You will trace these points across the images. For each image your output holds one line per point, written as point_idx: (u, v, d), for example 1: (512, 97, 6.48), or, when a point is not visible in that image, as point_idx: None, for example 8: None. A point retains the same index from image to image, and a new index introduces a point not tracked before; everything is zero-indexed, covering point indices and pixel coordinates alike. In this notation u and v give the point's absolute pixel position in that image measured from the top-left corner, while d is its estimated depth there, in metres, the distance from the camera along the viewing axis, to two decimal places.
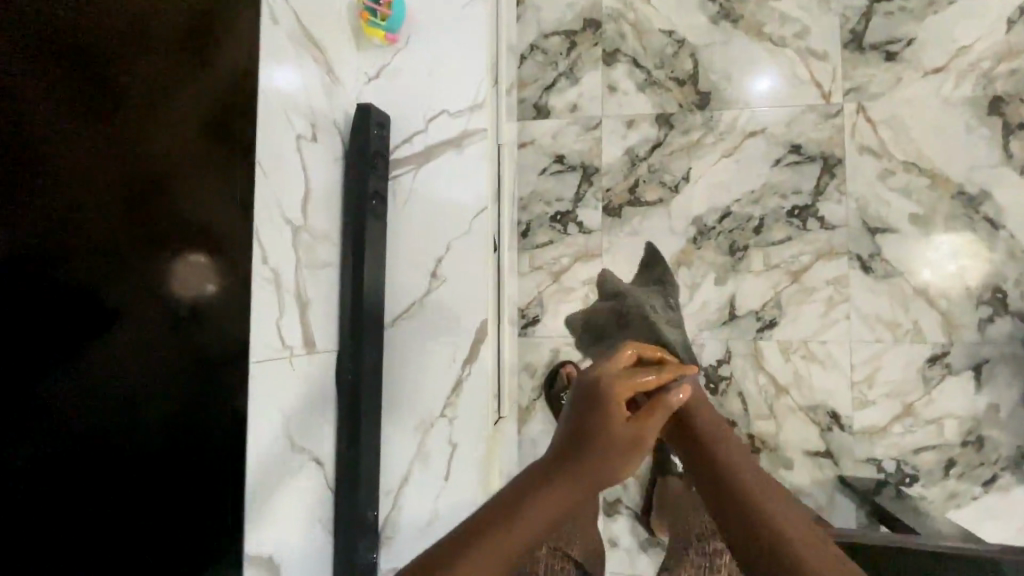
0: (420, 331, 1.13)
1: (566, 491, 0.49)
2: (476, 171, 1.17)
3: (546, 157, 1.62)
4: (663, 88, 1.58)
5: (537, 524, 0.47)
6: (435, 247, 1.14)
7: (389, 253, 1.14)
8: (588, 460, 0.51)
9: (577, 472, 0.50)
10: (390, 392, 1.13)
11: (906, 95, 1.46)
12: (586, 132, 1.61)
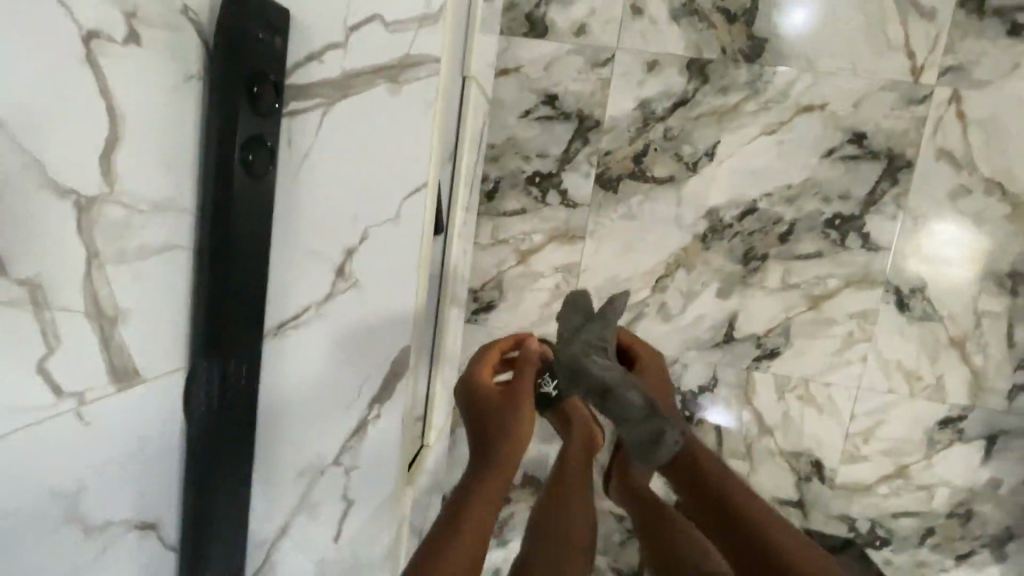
0: (319, 349, 0.81)
1: (490, 487, 0.78)
2: (418, 125, 0.77)
3: (532, 95, 1.20)
4: (706, 21, 1.15)
5: (480, 526, 0.72)
6: (345, 233, 0.78)
7: (275, 235, 0.76)
8: (504, 433, 0.84)
9: (488, 478, 0.78)
10: (270, 426, 0.82)
11: (1018, 89, 1.09)
12: (593, 67, 1.18)
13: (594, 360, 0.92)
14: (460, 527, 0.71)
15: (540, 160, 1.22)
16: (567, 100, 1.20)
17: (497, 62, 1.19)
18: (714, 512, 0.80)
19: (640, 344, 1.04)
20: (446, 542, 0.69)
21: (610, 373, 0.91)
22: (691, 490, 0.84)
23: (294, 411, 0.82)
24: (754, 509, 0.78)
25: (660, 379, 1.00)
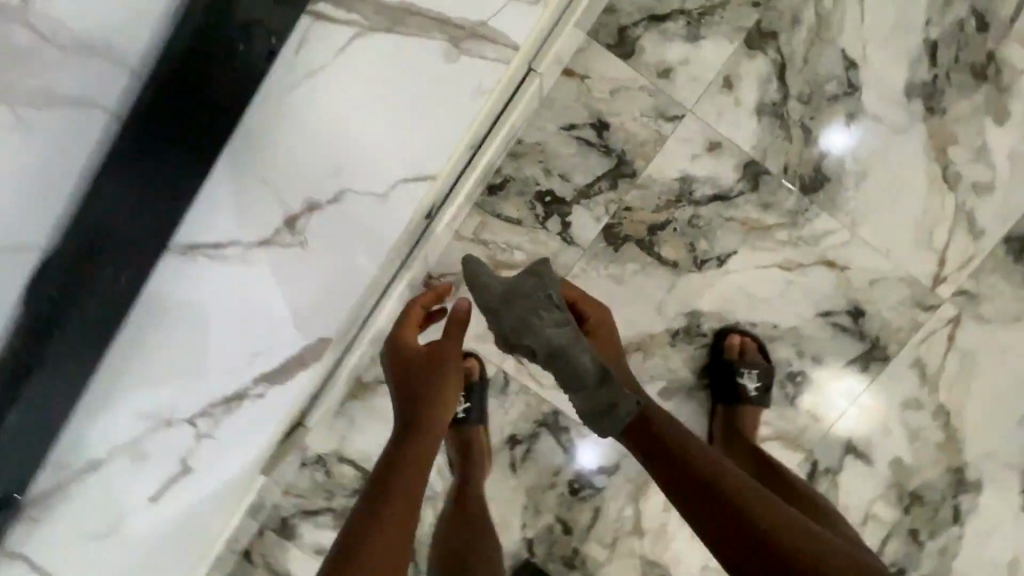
0: (230, 294, 0.64)
1: (411, 474, 0.66)
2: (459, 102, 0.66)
3: (585, 112, 1.08)
4: (785, 130, 1.06)
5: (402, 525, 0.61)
6: (321, 184, 0.63)
7: (229, 151, 0.56)
8: (427, 422, 0.72)
9: (406, 470, 0.66)
10: (120, 369, 0.61)
11: (1010, 341, 1.10)
12: (658, 117, 1.07)
13: (538, 320, 0.77)
14: (372, 527, 0.59)
15: (561, 181, 1.10)
16: (616, 136, 1.08)
17: (569, 60, 1.05)
18: (698, 495, 0.65)
19: (585, 299, 0.85)
20: (366, 526, 0.60)
21: (559, 332, 0.75)
22: (679, 485, 0.66)
23: (166, 355, 0.63)
24: (754, 506, 0.63)
25: (611, 336, 0.83)
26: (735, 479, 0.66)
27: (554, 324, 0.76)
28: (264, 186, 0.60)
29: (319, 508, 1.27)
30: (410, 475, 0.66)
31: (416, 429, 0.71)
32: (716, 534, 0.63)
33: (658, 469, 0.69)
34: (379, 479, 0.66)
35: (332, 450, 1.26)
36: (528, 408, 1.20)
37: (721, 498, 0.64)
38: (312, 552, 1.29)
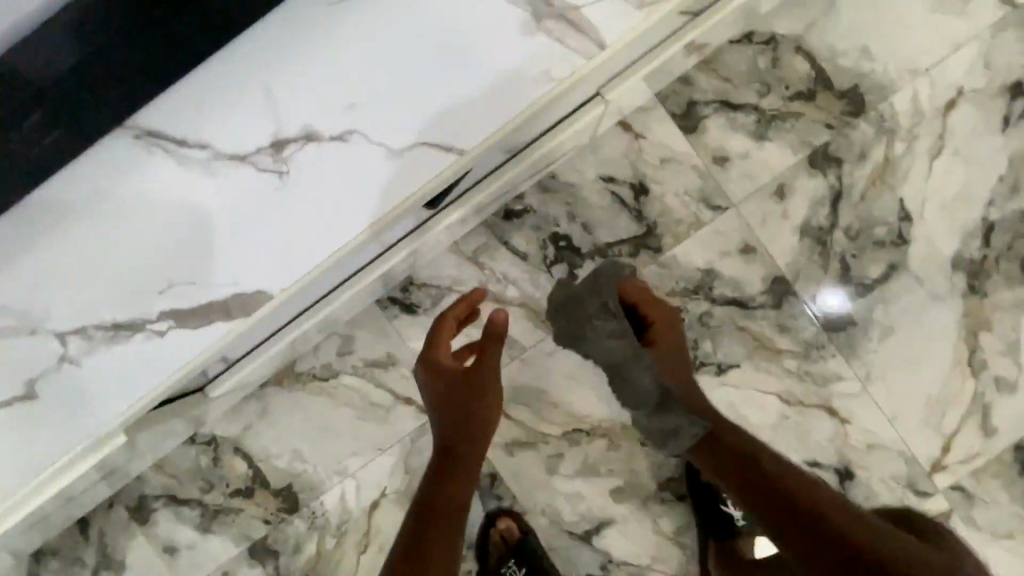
0: (173, 210, 0.51)
1: (459, 502, 0.77)
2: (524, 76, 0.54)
3: (629, 171, 1.01)
4: (823, 259, 1.00)
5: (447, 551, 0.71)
6: (330, 111, 0.50)
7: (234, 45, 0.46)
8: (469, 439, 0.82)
9: (454, 489, 0.78)
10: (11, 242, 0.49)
11: (1002, 562, 0.98)
12: (700, 201, 1.01)
13: (591, 327, 0.91)
14: (430, 518, 0.74)
15: (582, 230, 1.02)
16: (652, 205, 1.01)
17: (629, 113, 0.99)
18: (772, 503, 0.69)
19: (653, 305, 0.91)
20: (422, 550, 0.69)
21: (613, 340, 0.87)
22: (736, 475, 0.74)
23: (70, 269, 0.51)
24: (826, 508, 0.67)
25: (671, 326, 0.90)
26: (805, 487, 0.71)
27: (607, 321, 0.89)
28: (262, 91, 0.48)
29: (190, 498, 1.09)
30: (443, 492, 0.77)
31: (460, 462, 0.81)
32: (785, 529, 0.67)
33: (720, 472, 0.77)
34: (428, 492, 0.77)
35: (231, 437, 1.09)
36: None
37: (800, 504, 0.68)
38: (163, 547, 1.10)
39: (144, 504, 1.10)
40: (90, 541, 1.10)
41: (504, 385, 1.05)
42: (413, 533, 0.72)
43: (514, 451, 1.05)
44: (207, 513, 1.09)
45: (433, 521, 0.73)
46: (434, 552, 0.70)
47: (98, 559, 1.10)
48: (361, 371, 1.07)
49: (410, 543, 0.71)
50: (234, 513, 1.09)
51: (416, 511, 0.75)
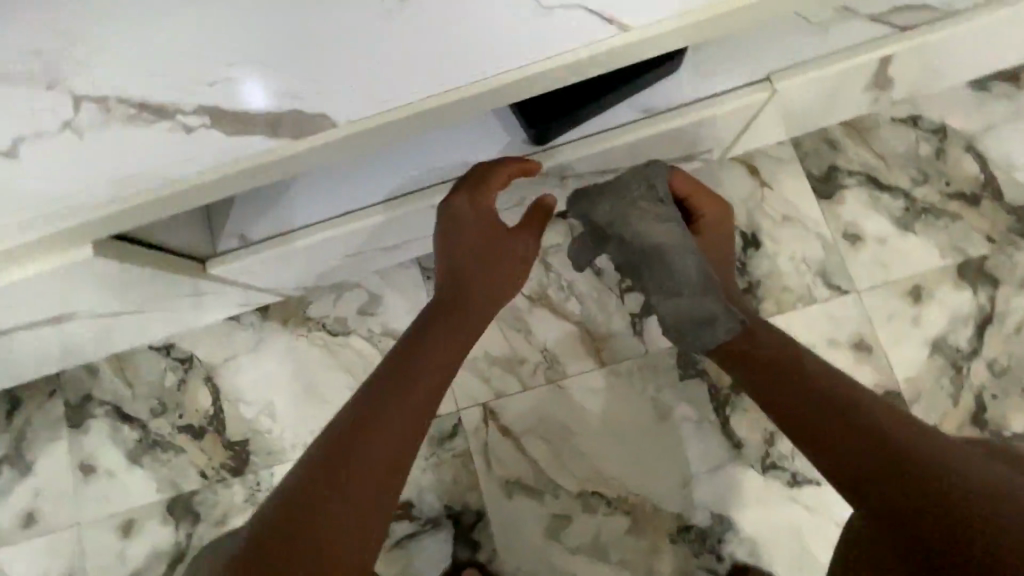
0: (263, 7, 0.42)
1: (422, 399, 0.59)
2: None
3: (744, 217, 0.89)
4: (951, 388, 0.82)
5: (376, 484, 0.51)
6: None
7: None
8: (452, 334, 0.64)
9: (405, 401, 0.57)
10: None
11: None
12: (816, 275, 0.86)
13: (638, 212, 0.70)
14: (360, 429, 0.54)
15: None
16: (760, 263, 0.87)
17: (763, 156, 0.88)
18: (824, 426, 0.54)
19: (702, 195, 0.74)
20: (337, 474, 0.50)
21: (664, 232, 0.69)
22: (766, 377, 0.61)
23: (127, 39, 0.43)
24: (863, 422, 0.52)
25: (719, 237, 0.76)
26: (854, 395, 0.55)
27: (661, 215, 0.70)
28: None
29: (136, 416, 0.94)
30: (387, 407, 0.56)
31: (416, 364, 0.60)
32: (828, 450, 0.53)
33: (756, 373, 0.63)
34: (365, 395, 0.57)
35: (208, 362, 0.94)
36: (452, 484, 0.86)
37: (857, 423, 0.52)
38: (83, 463, 0.93)
39: (84, 406, 0.95)
40: (10, 428, 0.95)
41: (529, 409, 0.87)
42: (333, 447, 0.52)
43: (513, 494, 0.85)
44: (145, 440, 0.93)
45: (364, 439, 0.53)
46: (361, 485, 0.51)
47: (10, 451, 0.94)
48: (375, 339, 0.92)
49: (329, 461, 0.51)
50: (173, 452, 0.92)
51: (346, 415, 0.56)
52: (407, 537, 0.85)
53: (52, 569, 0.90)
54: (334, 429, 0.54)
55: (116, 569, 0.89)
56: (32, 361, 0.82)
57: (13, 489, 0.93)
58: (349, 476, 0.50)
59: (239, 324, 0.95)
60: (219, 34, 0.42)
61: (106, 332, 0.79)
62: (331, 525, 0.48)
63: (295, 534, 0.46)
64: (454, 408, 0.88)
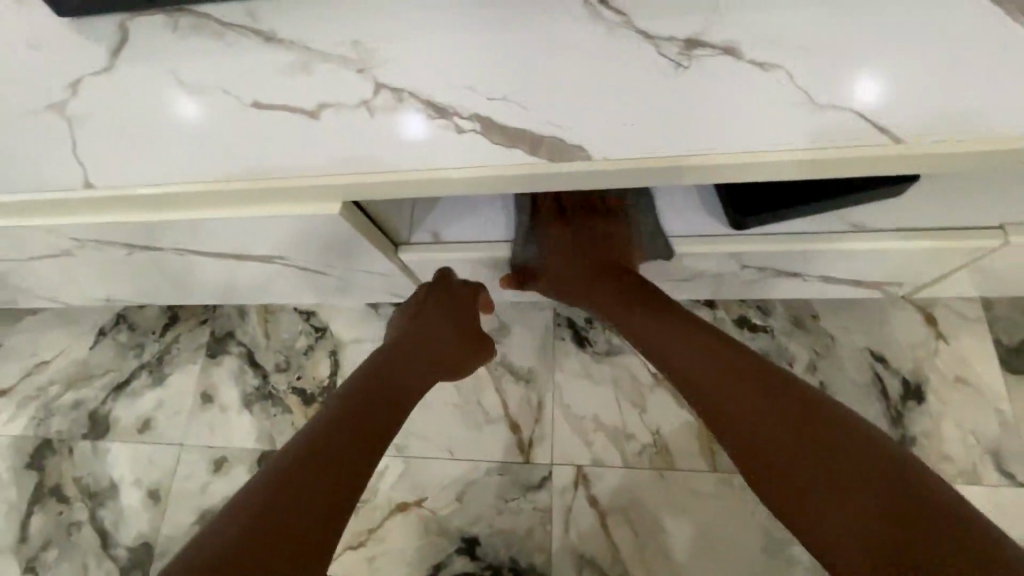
0: (552, 49, 0.48)
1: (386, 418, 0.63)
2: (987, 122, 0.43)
3: (909, 364, 0.82)
4: None
5: (353, 461, 0.56)
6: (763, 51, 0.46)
7: None
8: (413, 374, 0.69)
9: (383, 404, 0.64)
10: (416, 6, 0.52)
11: None
12: (986, 452, 0.76)
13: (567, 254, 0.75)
14: (348, 419, 0.60)
15: (815, 388, 0.83)
16: (918, 418, 0.79)
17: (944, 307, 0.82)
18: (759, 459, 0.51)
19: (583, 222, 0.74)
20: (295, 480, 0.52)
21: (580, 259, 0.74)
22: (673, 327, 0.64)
23: (431, 48, 0.51)
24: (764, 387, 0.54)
25: (591, 241, 0.73)
26: (755, 360, 0.57)
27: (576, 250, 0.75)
28: (707, 9, 0.47)
29: (261, 365, 1.02)
30: (362, 405, 0.62)
31: (397, 375, 0.68)
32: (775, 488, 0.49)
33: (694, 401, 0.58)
34: (347, 396, 0.63)
35: (337, 338, 1.01)
36: (524, 536, 0.83)
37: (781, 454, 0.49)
38: (204, 391, 1.01)
39: (224, 342, 1.05)
40: (161, 340, 1.07)
41: (622, 488, 0.83)
42: (321, 431, 0.58)
43: (582, 571, 0.80)
44: (261, 389, 1.00)
45: (343, 426, 0.59)
46: (340, 462, 0.55)
47: (153, 360, 1.06)
48: (491, 367, 0.92)
49: (317, 441, 0.56)
50: (280, 409, 0.98)
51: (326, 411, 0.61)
52: (463, 575, 0.82)
53: (143, 477, 0.97)
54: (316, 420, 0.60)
55: (194, 499, 0.94)
56: (208, 284, 0.93)
57: (143, 394, 1.03)
58: (336, 455, 0.56)
59: (375, 312, 1.02)
60: (507, 62, 0.49)
61: (272, 277, 0.88)
62: (318, 488, 0.52)
63: (285, 493, 0.51)
64: (548, 459, 0.86)
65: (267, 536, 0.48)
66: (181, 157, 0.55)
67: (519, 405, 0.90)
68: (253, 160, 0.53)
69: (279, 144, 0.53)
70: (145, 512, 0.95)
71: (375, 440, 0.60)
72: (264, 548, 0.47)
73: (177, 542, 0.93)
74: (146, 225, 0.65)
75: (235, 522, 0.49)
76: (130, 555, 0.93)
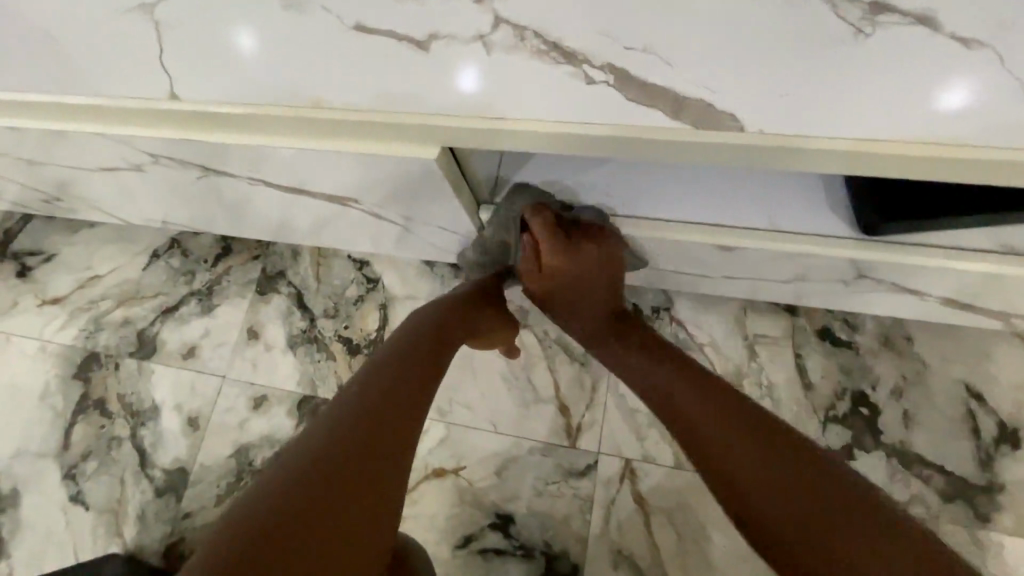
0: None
1: (405, 402, 0.57)
2: None
3: (1008, 407, 0.75)
4: None
5: (370, 453, 0.51)
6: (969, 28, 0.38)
7: None
8: (427, 358, 0.64)
9: (406, 386, 0.59)
10: None
11: None
12: None
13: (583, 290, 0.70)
14: (377, 401, 0.56)
15: (897, 416, 0.77)
16: (1009, 464, 0.73)
17: None
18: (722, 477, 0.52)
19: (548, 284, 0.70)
20: (295, 484, 0.46)
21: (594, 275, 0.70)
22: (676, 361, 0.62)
23: None
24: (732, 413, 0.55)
25: (599, 288, 0.68)
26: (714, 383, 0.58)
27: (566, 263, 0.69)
28: None
29: (310, 309, 1.00)
30: (386, 386, 0.58)
31: (414, 365, 0.62)
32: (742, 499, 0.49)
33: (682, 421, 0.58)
34: (370, 378, 0.59)
35: (390, 292, 0.98)
36: (560, 521, 0.80)
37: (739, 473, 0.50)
38: (250, 327, 1.00)
39: (274, 281, 1.03)
40: (212, 271, 1.06)
41: (672, 489, 0.79)
42: (345, 415, 0.53)
43: (618, 566, 0.77)
44: (307, 333, 0.98)
45: (353, 419, 0.53)
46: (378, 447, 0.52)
47: (203, 289, 1.05)
48: (546, 344, 0.87)
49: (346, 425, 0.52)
50: (324, 355, 0.96)
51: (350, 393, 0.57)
52: (494, 552, 0.80)
53: (184, 403, 0.97)
54: (336, 405, 0.55)
55: (232, 432, 0.94)
56: (267, 220, 0.90)
57: (191, 321, 1.03)
58: (371, 440, 0.52)
59: (431, 271, 0.98)
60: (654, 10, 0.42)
61: (334, 220, 0.84)
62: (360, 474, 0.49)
63: (287, 502, 0.45)
64: (595, 447, 0.82)
65: (277, 551, 0.42)
66: (269, 78, 0.50)
67: (571, 388, 0.85)
68: (349, 91, 0.48)
69: (380, 77, 0.47)
70: (183, 438, 0.95)
71: (405, 421, 0.56)
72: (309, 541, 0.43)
73: (212, 472, 0.93)
74: (223, 147, 0.62)
75: (233, 540, 0.42)
76: (165, 477, 0.94)
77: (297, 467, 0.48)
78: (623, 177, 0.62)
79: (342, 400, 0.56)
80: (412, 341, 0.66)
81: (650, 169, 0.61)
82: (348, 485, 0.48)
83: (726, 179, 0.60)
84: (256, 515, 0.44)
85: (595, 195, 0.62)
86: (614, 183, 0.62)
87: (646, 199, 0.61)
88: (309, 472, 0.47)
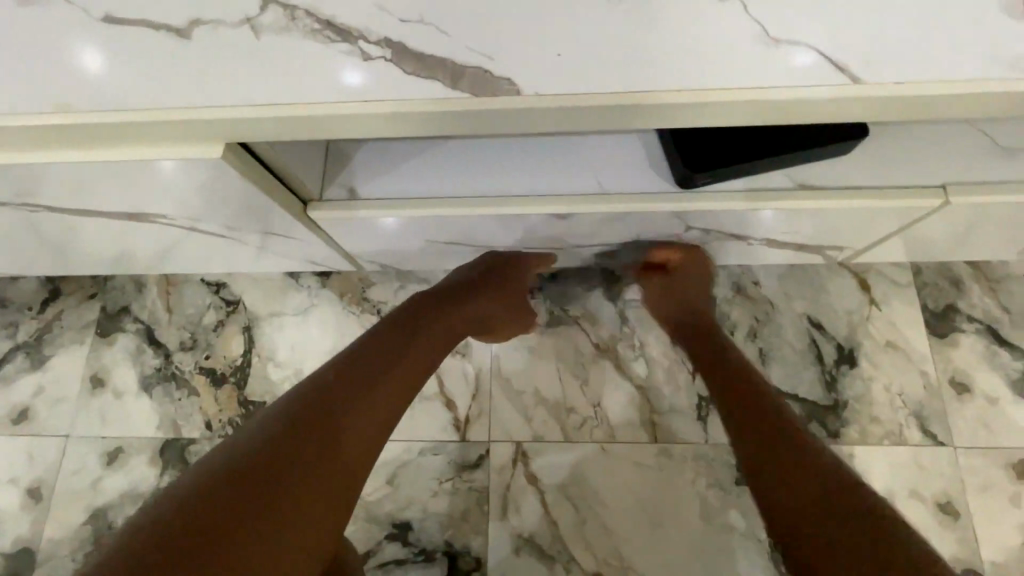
0: None
1: (380, 405, 0.54)
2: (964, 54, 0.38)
3: (843, 332, 0.83)
4: None
5: (335, 458, 0.47)
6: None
7: None
8: (407, 350, 0.60)
9: (382, 385, 0.55)
10: None
11: None
12: (911, 415, 0.79)
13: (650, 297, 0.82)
14: (346, 397, 0.52)
15: (755, 355, 0.82)
16: (850, 383, 0.81)
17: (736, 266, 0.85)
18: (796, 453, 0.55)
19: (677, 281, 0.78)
20: (245, 484, 0.43)
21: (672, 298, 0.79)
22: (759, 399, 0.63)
23: None
24: (793, 450, 0.55)
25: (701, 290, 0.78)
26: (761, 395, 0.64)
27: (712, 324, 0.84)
28: None
29: (163, 344, 0.90)
30: (362, 384, 0.54)
31: (393, 361, 0.58)
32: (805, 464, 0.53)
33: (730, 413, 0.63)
34: (345, 375, 0.54)
35: (253, 312, 0.91)
36: (459, 519, 0.78)
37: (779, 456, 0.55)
38: (94, 375, 0.89)
39: (117, 318, 0.92)
40: (39, 318, 0.92)
41: (565, 464, 0.80)
42: (296, 413, 0.49)
43: (521, 551, 0.77)
44: (163, 370, 0.89)
45: (317, 420, 0.49)
46: (339, 449, 0.48)
47: (30, 341, 0.91)
48: None
49: (312, 422, 0.48)
50: (184, 392, 0.87)
51: (326, 385, 0.53)
52: (394, 562, 0.77)
53: (20, 474, 0.84)
54: (308, 394, 0.52)
55: (84, 496, 0.83)
56: (91, 254, 0.80)
57: (19, 380, 0.89)
58: (336, 439, 0.48)
59: (296, 284, 0.92)
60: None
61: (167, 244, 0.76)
62: (310, 475, 0.45)
63: (229, 504, 0.41)
64: (485, 436, 0.81)
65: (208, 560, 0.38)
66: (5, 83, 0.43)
67: (455, 382, 0.84)
68: (106, 89, 0.43)
69: (141, 74, 0.42)
70: (23, 515, 0.83)
71: (378, 426, 0.52)
72: (258, 547, 0.40)
73: (63, 546, 0.81)
74: None
75: (159, 542, 0.38)
76: (5, 564, 0.81)
77: (251, 457, 0.45)
78: (455, 157, 0.61)
79: (311, 394, 0.51)
80: (395, 331, 0.62)
81: (481, 146, 0.61)
82: (304, 490, 0.44)
83: (549, 152, 0.60)
84: (188, 515, 0.40)
85: (424, 179, 0.60)
86: (442, 165, 0.61)
87: (476, 179, 0.60)
88: (259, 471, 0.44)
